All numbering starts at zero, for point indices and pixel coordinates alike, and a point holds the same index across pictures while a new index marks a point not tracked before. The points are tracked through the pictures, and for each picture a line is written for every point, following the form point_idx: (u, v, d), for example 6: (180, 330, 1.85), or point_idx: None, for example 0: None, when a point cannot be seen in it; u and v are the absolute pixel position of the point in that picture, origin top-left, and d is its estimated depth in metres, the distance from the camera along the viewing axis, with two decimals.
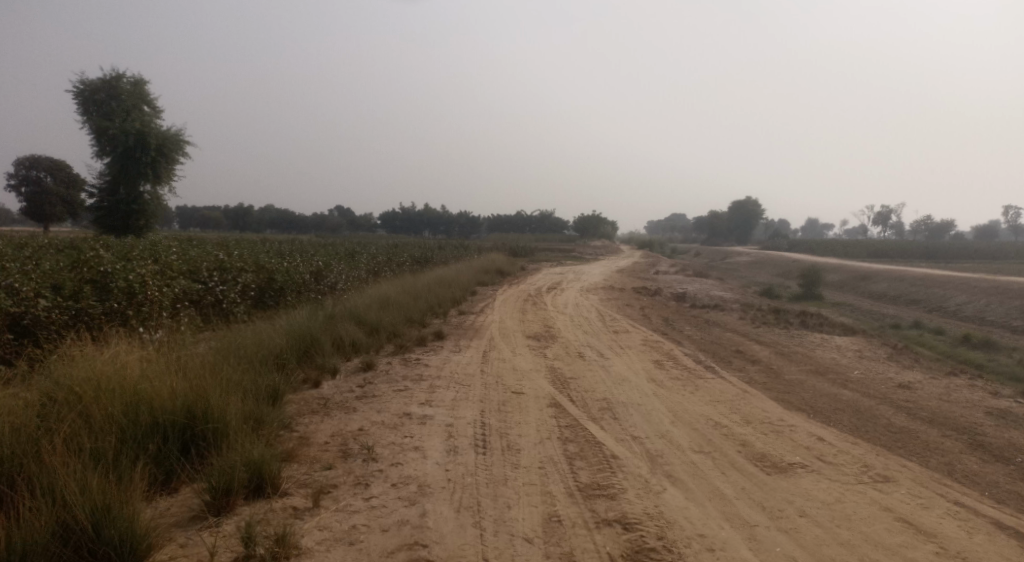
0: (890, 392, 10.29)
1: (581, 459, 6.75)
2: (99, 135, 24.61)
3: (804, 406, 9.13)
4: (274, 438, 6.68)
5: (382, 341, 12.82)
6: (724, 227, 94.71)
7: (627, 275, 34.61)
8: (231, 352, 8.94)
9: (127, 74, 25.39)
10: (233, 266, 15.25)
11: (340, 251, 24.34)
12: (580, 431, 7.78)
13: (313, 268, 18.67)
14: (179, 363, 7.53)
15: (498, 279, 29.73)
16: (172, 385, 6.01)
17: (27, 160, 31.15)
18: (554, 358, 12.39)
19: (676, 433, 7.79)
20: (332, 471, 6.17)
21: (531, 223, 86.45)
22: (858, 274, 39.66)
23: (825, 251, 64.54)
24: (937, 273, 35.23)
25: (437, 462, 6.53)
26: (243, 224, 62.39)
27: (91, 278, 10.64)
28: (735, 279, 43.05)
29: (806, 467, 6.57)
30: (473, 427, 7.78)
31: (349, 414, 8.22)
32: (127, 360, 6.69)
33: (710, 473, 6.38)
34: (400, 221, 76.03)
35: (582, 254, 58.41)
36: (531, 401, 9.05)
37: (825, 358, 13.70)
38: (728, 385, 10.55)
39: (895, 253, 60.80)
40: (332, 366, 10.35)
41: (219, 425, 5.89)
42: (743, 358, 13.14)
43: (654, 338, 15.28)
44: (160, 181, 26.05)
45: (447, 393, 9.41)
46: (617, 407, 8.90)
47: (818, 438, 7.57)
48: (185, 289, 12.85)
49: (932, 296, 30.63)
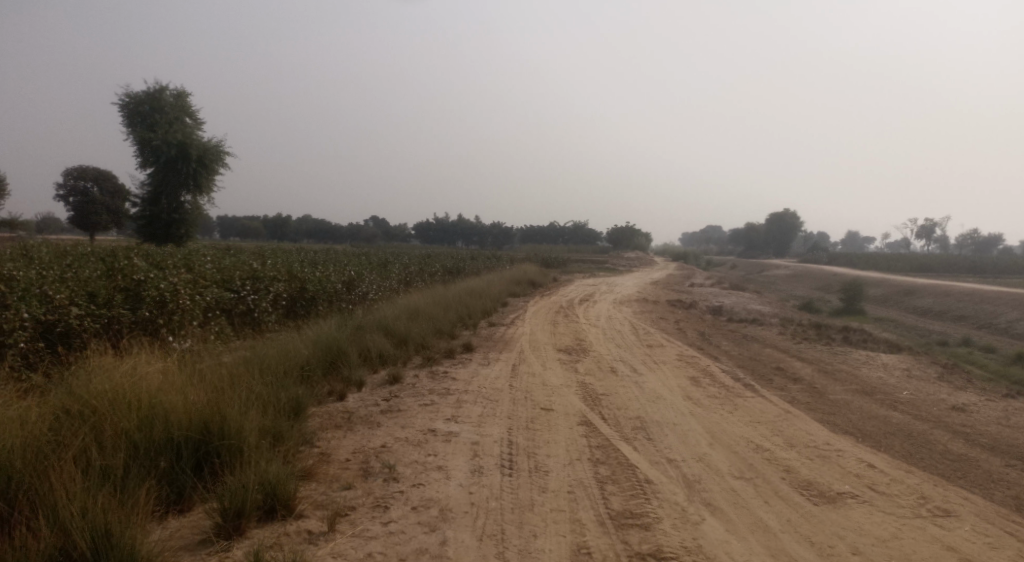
0: (944, 415, 9.65)
1: (613, 484, 6.35)
2: (143, 147, 25.03)
3: (851, 429, 8.59)
4: (292, 455, 6.45)
5: (410, 353, 12.58)
6: (761, 239, 93.11)
7: (661, 287, 34.02)
8: (256, 363, 8.79)
9: (169, 87, 25.77)
10: (265, 275, 15.23)
11: (372, 261, 24.29)
12: (612, 452, 7.39)
13: (345, 278, 18.61)
14: (201, 375, 7.37)
15: (530, 291, 29.40)
16: (187, 400, 5.84)
17: (75, 170, 31.97)
18: (585, 373, 12.00)
19: (715, 457, 7.34)
20: (350, 491, 5.90)
21: (564, 234, 85.93)
22: (902, 288, 38.38)
23: (866, 265, 62.66)
24: (986, 288, 33.88)
25: (461, 483, 6.21)
26: (280, 234, 63.31)
27: (123, 287, 10.64)
28: (773, 292, 42.00)
29: (857, 498, 6.08)
30: (500, 445, 7.45)
31: (373, 429, 7.96)
32: (146, 372, 6.54)
33: (752, 503, 5.93)
34: (434, 232, 76.32)
35: (615, 266, 57.86)
36: (561, 419, 8.69)
37: (871, 377, 13.06)
38: (769, 405, 10.04)
39: (941, 267, 58.83)
40: (358, 379, 10.12)
41: (233, 442, 5.67)
42: (784, 376, 12.58)
43: (689, 353, 14.77)
44: (200, 191, 26.44)
45: (474, 408, 9.10)
46: (651, 427, 8.48)
47: (868, 465, 7.05)
48: (217, 298, 12.81)
49: (981, 313, 29.35)
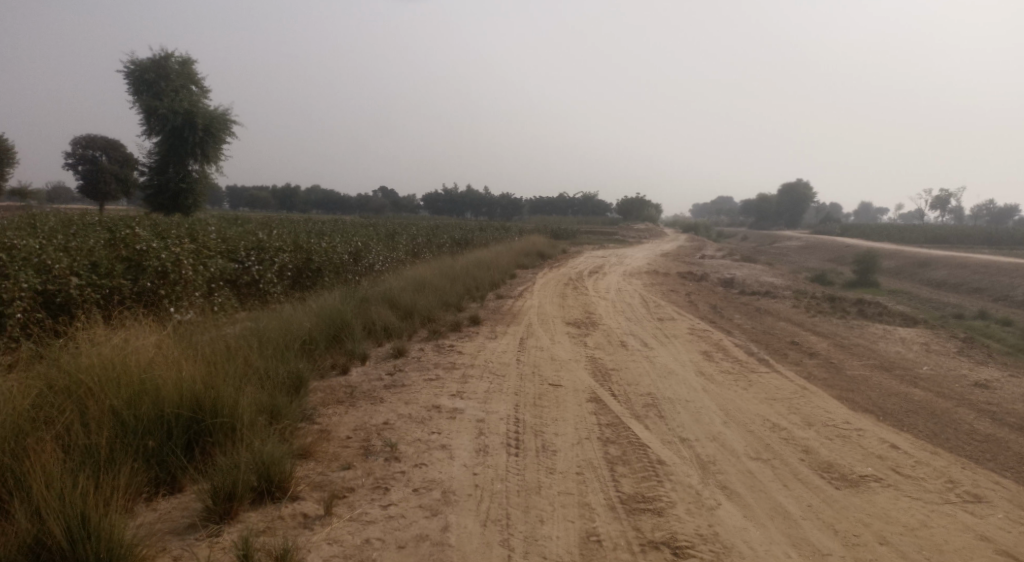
0: (967, 392, 9.31)
1: (623, 465, 6.08)
2: (150, 115, 24.62)
3: (871, 407, 8.28)
4: (289, 432, 6.21)
5: (415, 326, 12.31)
6: (772, 211, 92.05)
7: (672, 259, 33.57)
8: (256, 337, 8.52)
9: (175, 54, 25.28)
10: (271, 246, 14.92)
11: (380, 232, 23.99)
12: (622, 431, 7.10)
13: (351, 249, 18.33)
14: (199, 349, 7.13)
15: (538, 262, 29.05)
16: (179, 375, 5.58)
17: (83, 140, 31.75)
18: (594, 347, 11.71)
19: (730, 436, 7.05)
20: (349, 472, 5.65)
21: (573, 205, 85.18)
22: (916, 260, 37.75)
23: (879, 237, 61.74)
24: (1002, 260, 33.24)
25: (465, 464, 5.94)
26: (289, 205, 63.14)
27: (125, 256, 10.40)
28: (784, 264, 41.40)
29: (882, 481, 5.77)
30: (506, 423, 7.19)
31: (375, 405, 7.71)
32: (139, 346, 6.28)
33: (771, 486, 5.65)
34: (443, 202, 75.84)
35: (625, 237, 57.34)
36: (569, 395, 8.41)
37: (889, 351, 12.70)
38: (784, 381, 9.72)
39: (955, 239, 57.85)
40: (362, 352, 9.86)
41: (226, 420, 5.44)
42: (799, 351, 12.25)
43: (701, 326, 14.44)
44: (208, 160, 26.08)
45: (480, 384, 8.83)
46: (662, 404, 8.19)
47: (891, 445, 6.73)
48: (221, 268, 12.56)
49: (997, 285, 28.79)
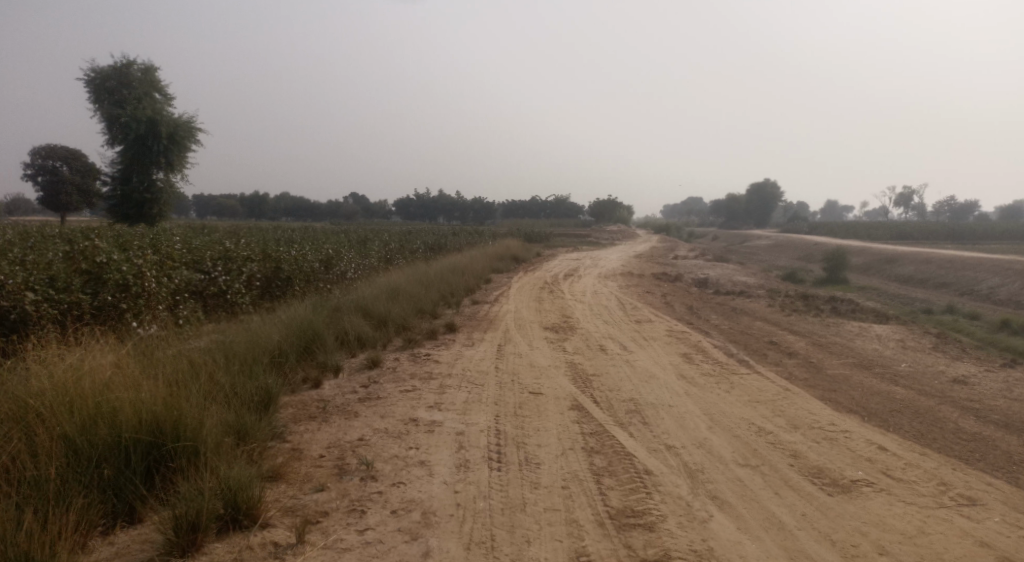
0: (948, 389, 9.29)
1: (610, 477, 5.87)
2: (111, 123, 23.85)
3: (855, 407, 8.20)
4: (258, 453, 5.88)
5: (390, 335, 11.99)
6: (742, 210, 93.13)
7: (646, 260, 33.57)
8: (223, 351, 8.14)
9: (137, 61, 24.56)
10: (238, 256, 14.44)
11: (352, 238, 23.54)
12: (606, 440, 6.89)
13: (322, 256, 17.90)
14: (161, 367, 6.76)
15: (513, 266, 28.82)
16: (139, 395, 5.22)
17: (43, 149, 30.72)
18: (573, 352, 11.50)
19: (716, 442, 6.88)
20: (323, 494, 5.34)
21: (546, 208, 85.12)
22: (883, 256, 38.34)
23: (846, 234, 62.74)
24: (965, 255, 33.90)
25: (445, 481, 5.67)
26: (258, 213, 62.11)
27: (85, 269, 9.91)
28: (755, 263, 41.73)
29: (874, 486, 5.65)
30: (487, 435, 6.94)
31: (350, 420, 7.39)
32: (96, 366, 5.90)
33: (763, 495, 5.49)
34: (415, 207, 75.22)
35: (598, 239, 57.49)
36: (550, 404, 8.18)
37: (866, 349, 12.72)
38: (766, 382, 9.61)
39: (920, 234, 58.99)
40: (335, 364, 9.52)
41: (190, 443, 5.09)
42: (778, 351, 12.19)
43: (679, 328, 14.33)
44: (173, 169, 25.37)
45: (458, 394, 8.55)
46: (646, 410, 8.01)
47: (879, 447, 6.63)
48: (187, 279, 12.10)
49: (963, 279, 29.29)
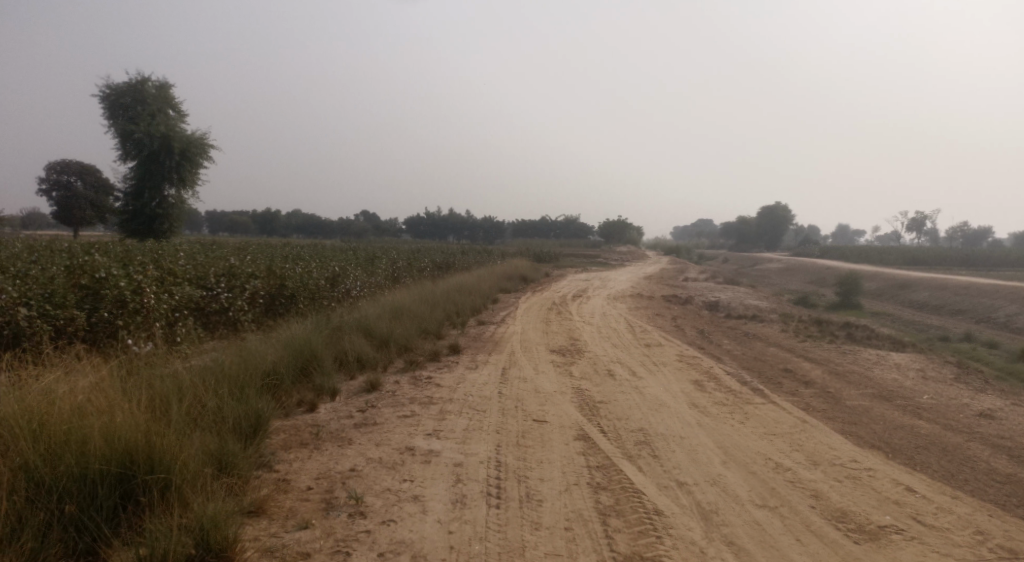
0: (975, 424, 8.80)
1: (617, 517, 5.46)
2: (125, 140, 23.78)
3: (878, 442, 7.74)
4: (239, 486, 5.51)
5: (391, 356, 11.62)
6: (752, 233, 92.56)
7: (656, 282, 33.11)
8: (215, 371, 7.81)
9: (152, 78, 24.58)
10: (242, 272, 14.15)
11: (359, 256, 23.30)
12: (614, 475, 6.47)
13: (328, 274, 17.60)
14: (146, 391, 6.42)
15: (521, 286, 28.46)
16: (112, 423, 4.90)
17: (58, 165, 30.79)
18: (581, 377, 11.08)
19: (731, 479, 6.44)
20: (306, 532, 4.94)
21: (556, 228, 84.92)
22: (896, 282, 37.71)
23: (858, 259, 62.14)
24: (980, 281, 33.24)
25: (439, 520, 5.27)
26: (270, 229, 62.24)
27: (83, 284, 9.63)
28: (766, 286, 41.21)
29: (904, 533, 5.20)
30: (486, 467, 6.55)
31: (343, 448, 7.01)
32: (72, 392, 5.57)
33: (782, 541, 5.08)
34: (426, 225, 75.19)
35: (607, 260, 57.11)
36: (555, 433, 7.78)
37: (886, 378, 12.21)
38: (782, 413, 9.15)
39: (933, 260, 58.22)
40: (332, 387, 9.15)
41: (162, 476, 4.76)
42: (794, 379, 11.72)
43: (690, 353, 13.88)
44: (185, 185, 25.28)
45: (459, 421, 8.16)
46: (656, 441, 7.59)
47: (907, 488, 6.18)
48: (188, 296, 11.82)
49: (979, 307, 28.64)
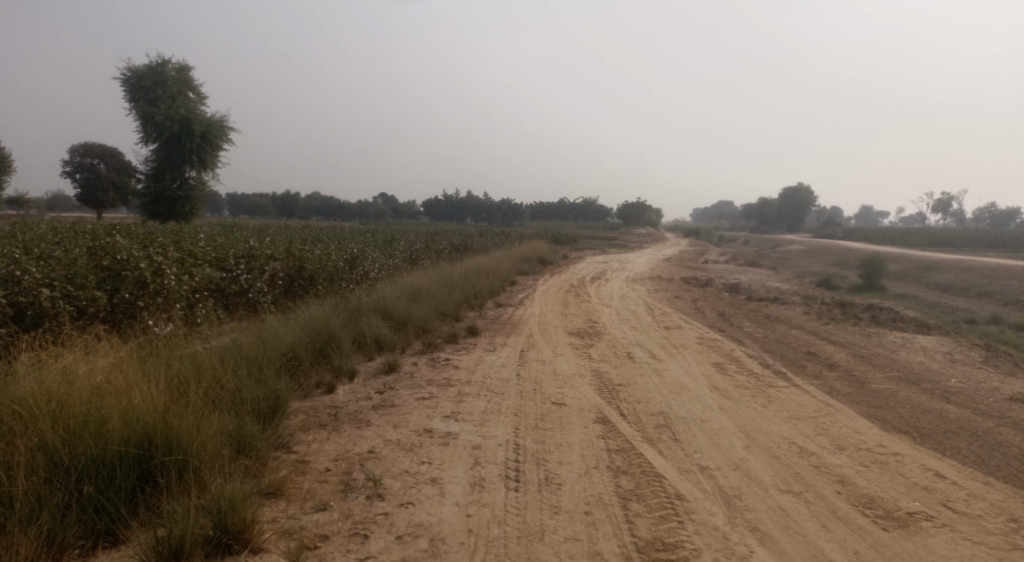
0: (1005, 408, 8.58)
1: (638, 501, 5.37)
2: (146, 123, 23.87)
3: (904, 426, 7.57)
4: (257, 467, 5.50)
5: (409, 338, 11.59)
6: (773, 215, 91.33)
7: (676, 264, 32.79)
8: (233, 352, 7.81)
9: (172, 61, 24.59)
10: (261, 254, 14.17)
11: (378, 238, 23.27)
12: (634, 458, 6.38)
13: (346, 256, 17.59)
14: (165, 372, 6.43)
15: (539, 268, 28.32)
16: (131, 404, 4.90)
17: (81, 148, 31.05)
18: (599, 360, 10.98)
19: (754, 464, 6.32)
20: (324, 514, 4.91)
21: (574, 210, 84.47)
22: (921, 264, 37.01)
23: (882, 240, 61.11)
24: (1008, 263, 32.52)
25: (457, 503, 5.22)
26: (289, 212, 62.61)
27: (105, 266, 9.66)
28: (787, 269, 40.69)
29: (934, 520, 5.06)
30: (505, 450, 6.49)
31: (361, 430, 6.98)
32: (91, 373, 5.58)
33: (808, 527, 4.98)
34: (443, 208, 75.13)
35: (626, 242, 56.70)
36: (574, 416, 7.69)
37: (912, 362, 11.97)
38: (806, 397, 8.98)
39: (959, 241, 57.07)
40: (350, 368, 9.14)
41: (180, 457, 4.75)
42: (817, 362, 11.51)
43: (710, 336, 13.70)
44: (205, 167, 25.37)
45: (477, 403, 8.10)
46: (677, 425, 7.47)
47: (936, 473, 6.02)
48: (208, 277, 11.86)
49: (1006, 289, 28.01)
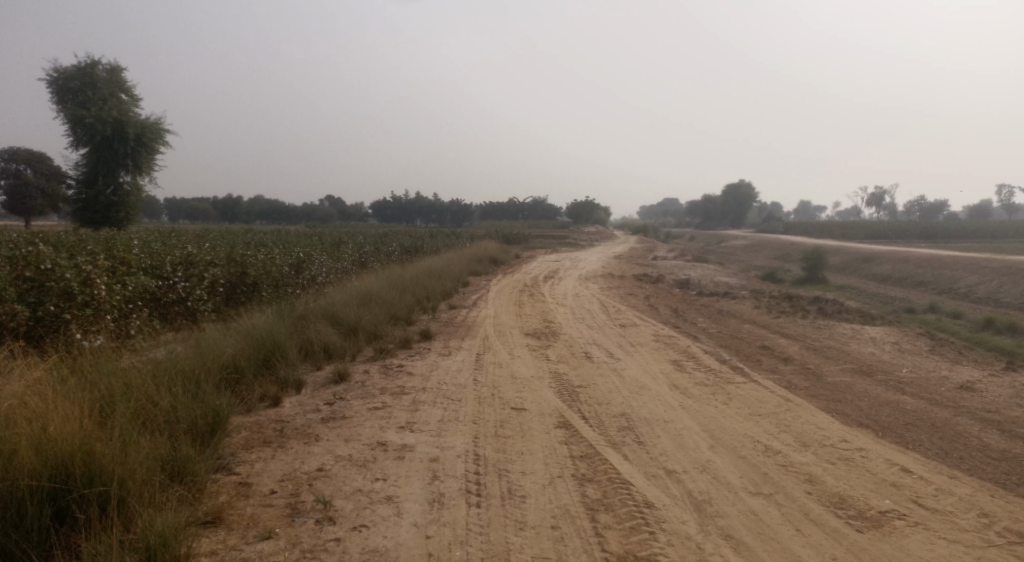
0: (958, 398, 8.69)
1: (606, 512, 5.11)
2: (75, 126, 22.58)
3: (865, 419, 7.55)
4: (193, 495, 5.01)
5: (360, 345, 11.11)
6: (717, 210, 93.28)
7: (627, 262, 32.94)
8: (169, 366, 7.24)
9: (102, 61, 23.38)
10: (201, 260, 13.45)
11: (325, 241, 22.57)
12: (599, 465, 6.13)
13: (292, 260, 16.92)
14: (89, 392, 5.86)
15: (491, 268, 28.01)
16: (45, 430, 4.38)
17: (5, 152, 29.22)
18: (557, 361, 10.73)
19: (721, 465, 6.14)
20: (269, 544, 4.49)
21: (524, 209, 84.53)
22: (860, 255, 38.15)
23: (821, 234, 62.95)
24: (941, 253, 33.76)
25: (415, 523, 4.87)
26: (232, 216, 60.77)
27: (28, 276, 8.91)
28: (733, 263, 41.50)
29: (907, 519, 4.96)
30: (464, 461, 6.15)
31: (309, 445, 6.53)
32: (1, 399, 5.00)
33: (783, 532, 4.80)
34: (392, 209, 74.07)
35: (576, 240, 56.88)
36: (535, 421, 7.41)
37: (862, 353, 12.12)
38: (766, 392, 8.92)
39: (893, 233, 59.21)
40: (297, 380, 8.64)
41: (104, 488, 4.27)
42: (772, 356, 11.54)
43: (667, 333, 13.61)
44: (140, 171, 24.13)
45: (433, 411, 7.73)
46: (640, 427, 7.27)
47: (903, 469, 5.95)
48: (144, 286, 11.12)
49: (940, 278, 29.03)
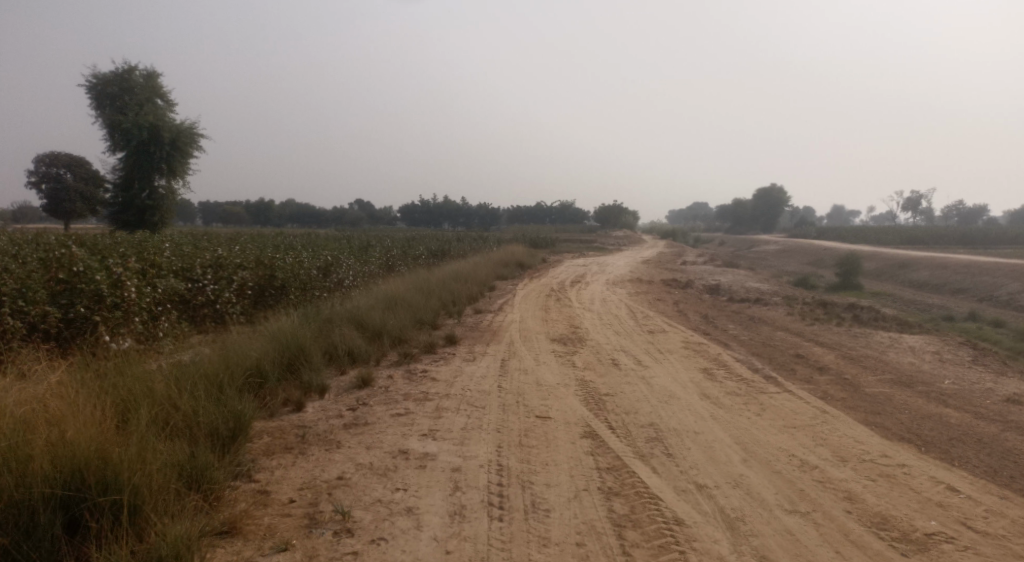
0: (1004, 411, 8.28)
1: (634, 529, 4.90)
2: (113, 130, 23.06)
3: (907, 434, 7.20)
4: (209, 503, 4.92)
5: (384, 349, 11.03)
6: (748, 215, 91.97)
7: (655, 266, 32.52)
8: (192, 369, 7.20)
9: (139, 67, 23.89)
10: (230, 262, 13.51)
11: (353, 245, 22.62)
12: (626, 477, 5.92)
13: (320, 263, 16.94)
14: (111, 396, 5.82)
15: (519, 273, 27.83)
16: (59, 437, 4.31)
17: (47, 157, 29.94)
18: (584, 368, 10.51)
19: (755, 481, 5.88)
20: (286, 556, 4.37)
21: (552, 213, 84.30)
22: (895, 261, 37.19)
23: (855, 239, 61.59)
24: (980, 259, 32.72)
25: (435, 537, 4.71)
26: (264, 219, 61.55)
27: (61, 278, 8.95)
28: (763, 268, 40.73)
29: (956, 543, 4.67)
30: (487, 472, 5.98)
31: (330, 452, 6.42)
32: (21, 403, 4.98)
33: (821, 554, 4.55)
34: (420, 213, 74.36)
35: (604, 244, 56.45)
36: (560, 431, 7.21)
37: (901, 363, 11.69)
38: (800, 403, 8.60)
39: (930, 239, 57.66)
40: (321, 385, 8.57)
41: (117, 497, 4.18)
42: (807, 365, 11.17)
43: (696, 340, 13.30)
44: (175, 175, 24.47)
45: (456, 419, 7.58)
46: (669, 438, 7.03)
47: (949, 487, 5.64)
48: (173, 288, 11.17)
49: (980, 285, 28.09)
